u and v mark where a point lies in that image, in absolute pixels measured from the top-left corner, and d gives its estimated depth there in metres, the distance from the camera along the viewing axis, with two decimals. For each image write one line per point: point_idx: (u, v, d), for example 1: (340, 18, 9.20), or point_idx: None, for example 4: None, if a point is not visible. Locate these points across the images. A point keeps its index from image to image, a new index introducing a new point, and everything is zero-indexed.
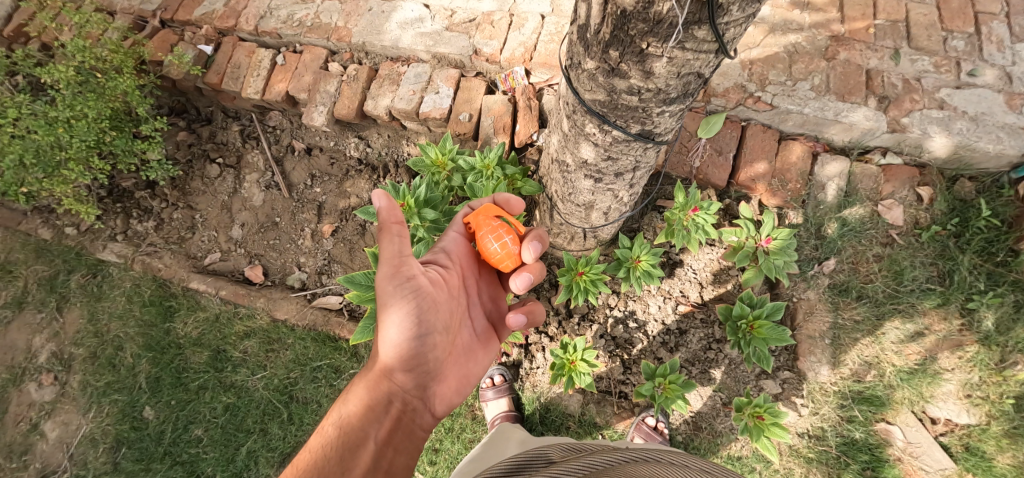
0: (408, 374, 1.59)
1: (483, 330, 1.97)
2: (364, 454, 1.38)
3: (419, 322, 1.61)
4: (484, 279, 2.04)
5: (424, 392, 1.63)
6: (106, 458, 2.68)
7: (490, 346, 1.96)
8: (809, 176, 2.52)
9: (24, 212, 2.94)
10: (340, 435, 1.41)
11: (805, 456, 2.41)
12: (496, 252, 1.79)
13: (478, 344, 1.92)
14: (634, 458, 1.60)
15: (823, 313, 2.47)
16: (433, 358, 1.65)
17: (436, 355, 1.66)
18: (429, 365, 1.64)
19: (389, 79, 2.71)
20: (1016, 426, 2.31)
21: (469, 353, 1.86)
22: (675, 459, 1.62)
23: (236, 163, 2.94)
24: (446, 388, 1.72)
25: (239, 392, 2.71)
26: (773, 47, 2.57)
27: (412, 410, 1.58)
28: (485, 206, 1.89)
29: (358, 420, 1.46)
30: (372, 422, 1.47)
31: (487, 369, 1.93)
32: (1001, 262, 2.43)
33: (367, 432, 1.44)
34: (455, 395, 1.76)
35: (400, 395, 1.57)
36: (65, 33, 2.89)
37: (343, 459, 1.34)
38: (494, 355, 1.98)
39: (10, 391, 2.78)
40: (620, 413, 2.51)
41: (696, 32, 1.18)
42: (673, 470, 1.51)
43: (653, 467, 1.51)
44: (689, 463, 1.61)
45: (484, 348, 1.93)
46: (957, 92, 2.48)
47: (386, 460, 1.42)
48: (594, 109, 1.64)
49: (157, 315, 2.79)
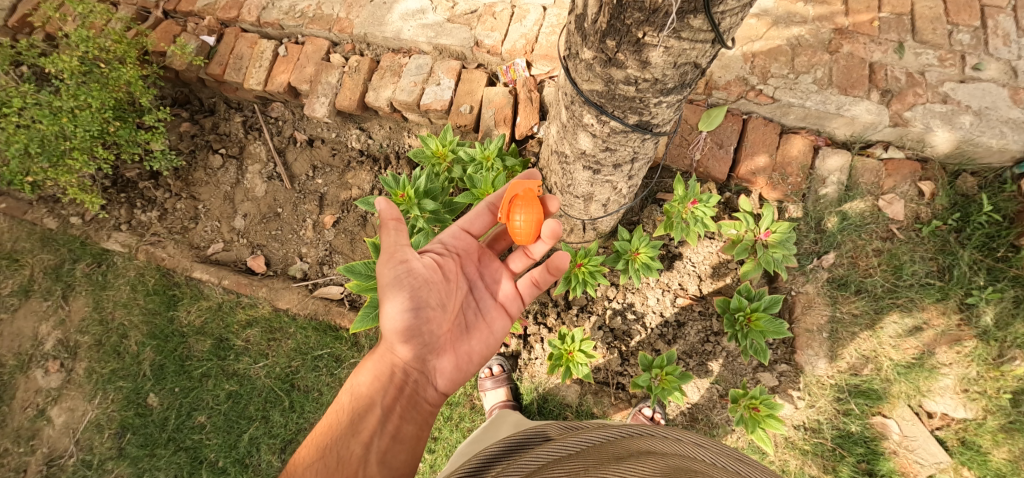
0: (412, 349, 1.70)
1: (490, 307, 2.01)
2: (371, 419, 1.57)
3: (415, 305, 1.68)
4: (487, 263, 2.06)
5: (429, 364, 1.75)
6: (111, 444, 2.73)
7: (496, 325, 1.99)
8: (809, 170, 2.52)
9: (29, 202, 2.98)
10: (352, 403, 1.62)
11: (801, 448, 2.42)
12: (529, 227, 1.77)
13: (483, 322, 1.96)
14: (630, 433, 1.60)
15: (822, 307, 2.47)
16: (439, 333, 1.76)
17: (437, 331, 1.75)
18: (433, 339, 1.74)
19: (391, 71, 2.72)
20: (1013, 421, 2.31)
21: (472, 331, 1.92)
22: (669, 432, 1.62)
23: (238, 153, 2.96)
24: (452, 361, 1.81)
25: (241, 380, 2.75)
26: (776, 40, 2.55)
27: (416, 380, 1.72)
28: (517, 185, 1.83)
29: (368, 390, 1.63)
30: (379, 391, 1.63)
31: (492, 346, 1.96)
32: (1001, 257, 2.42)
33: (374, 400, 1.61)
34: (462, 369, 1.84)
35: (406, 367, 1.70)
36: (70, 23, 2.91)
37: (352, 425, 1.55)
38: (502, 332, 2.00)
39: (17, 378, 2.84)
40: (617, 404, 2.53)
41: (692, 21, 1.18)
42: (669, 444, 1.51)
43: (649, 442, 1.52)
44: (685, 437, 1.60)
45: (489, 327, 1.97)
46: (962, 87, 2.46)
47: (391, 425, 1.59)
48: (592, 100, 1.65)
49: (160, 304, 2.82)
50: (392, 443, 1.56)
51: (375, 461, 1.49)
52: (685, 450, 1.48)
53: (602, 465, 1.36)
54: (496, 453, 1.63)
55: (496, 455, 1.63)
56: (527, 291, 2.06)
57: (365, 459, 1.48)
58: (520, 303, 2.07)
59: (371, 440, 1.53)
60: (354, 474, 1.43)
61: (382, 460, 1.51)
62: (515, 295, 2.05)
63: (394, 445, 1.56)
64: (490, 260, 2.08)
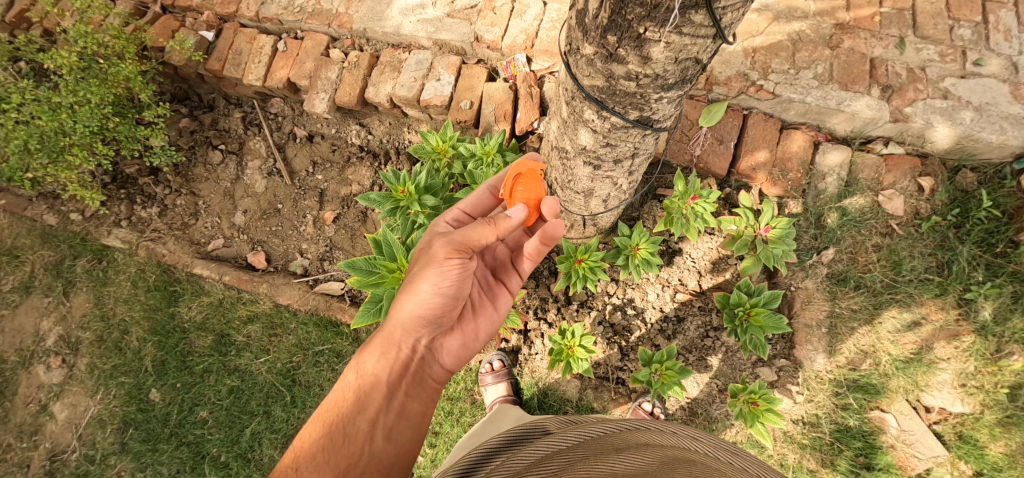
0: (424, 329, 1.69)
1: (491, 285, 1.99)
2: (377, 398, 1.59)
3: (438, 290, 1.64)
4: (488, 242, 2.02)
5: (437, 342, 1.76)
6: (114, 439, 2.74)
7: (499, 301, 1.98)
8: (810, 166, 2.52)
9: (29, 198, 2.97)
10: (359, 381, 1.62)
11: (799, 442, 2.44)
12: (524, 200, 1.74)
13: (486, 299, 1.96)
14: (627, 426, 1.61)
15: (821, 302, 2.48)
16: (451, 314, 1.74)
17: (450, 312, 1.74)
18: (445, 321, 1.74)
19: (391, 66, 2.71)
20: (1009, 415, 2.33)
21: (477, 309, 1.92)
22: (666, 426, 1.63)
23: (238, 149, 2.96)
24: (458, 340, 1.83)
25: (243, 376, 2.76)
26: (776, 35, 2.54)
27: (422, 357, 1.72)
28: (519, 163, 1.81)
29: (375, 369, 1.62)
30: (385, 370, 1.62)
31: (497, 324, 1.97)
32: (1000, 253, 2.44)
33: (380, 378, 1.61)
34: (467, 346, 1.87)
35: (413, 345, 1.68)
36: (68, 19, 2.89)
37: (359, 403, 1.57)
38: (504, 308, 2.00)
39: (19, 373, 2.85)
40: (617, 398, 2.54)
41: (693, 17, 1.18)
42: (666, 437, 1.53)
43: (647, 435, 1.53)
44: (681, 431, 1.61)
45: (493, 304, 1.96)
46: (962, 82, 2.46)
47: (397, 403, 1.62)
48: (592, 96, 1.65)
49: (161, 300, 2.83)
50: (398, 420, 1.60)
51: (381, 438, 1.55)
52: (682, 443, 1.50)
53: (601, 456, 1.37)
54: (495, 447, 1.64)
55: (495, 449, 1.64)
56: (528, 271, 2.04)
57: (371, 436, 1.53)
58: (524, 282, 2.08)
59: (377, 417, 1.56)
60: (360, 452, 1.50)
61: (388, 437, 1.56)
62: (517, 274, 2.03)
63: (400, 422, 1.60)
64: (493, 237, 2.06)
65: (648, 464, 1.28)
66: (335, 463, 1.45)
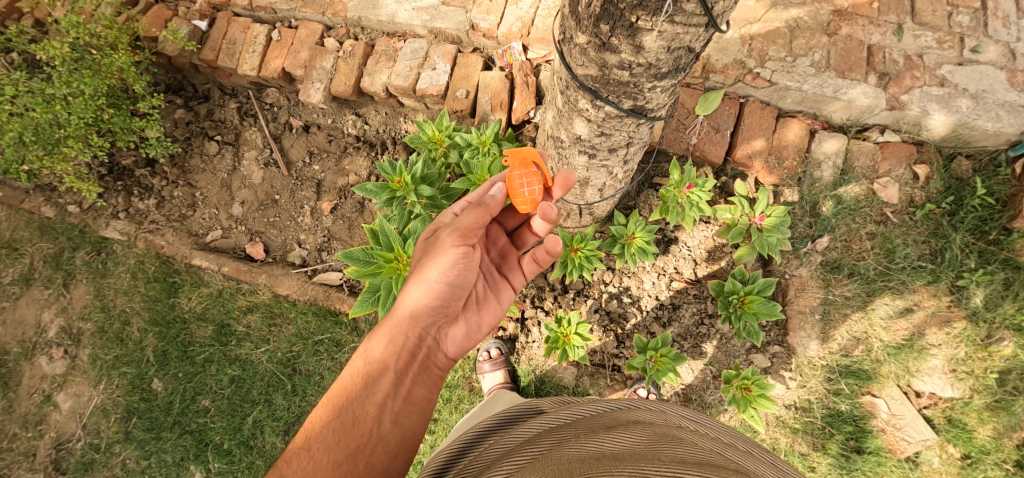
0: (432, 317, 1.71)
1: (495, 279, 2.02)
2: (384, 382, 1.59)
3: (450, 278, 1.68)
4: (493, 236, 2.08)
5: (442, 331, 1.77)
6: (118, 428, 2.78)
7: (504, 295, 2.01)
8: (805, 154, 2.53)
9: (26, 190, 2.97)
10: (366, 366, 1.62)
11: (791, 427, 2.48)
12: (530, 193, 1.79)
13: (491, 292, 1.98)
14: (619, 406, 1.63)
15: (815, 290, 2.51)
16: (456, 304, 1.76)
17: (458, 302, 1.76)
18: (451, 310, 1.75)
19: (386, 55, 2.69)
20: (998, 399, 2.38)
21: (482, 301, 1.94)
22: (657, 405, 1.65)
23: (234, 140, 2.95)
24: (462, 330, 1.84)
25: (243, 365, 2.79)
26: (774, 22, 2.52)
27: (429, 346, 1.73)
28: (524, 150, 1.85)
29: (382, 355, 1.62)
30: (392, 356, 1.62)
31: (500, 316, 1.99)
32: (993, 240, 2.46)
33: (387, 364, 1.61)
34: (472, 337, 1.88)
35: (420, 333, 1.69)
36: (58, 8, 2.85)
37: (366, 387, 1.57)
38: (508, 301, 2.03)
39: (22, 364, 2.88)
40: (613, 385, 2.58)
41: (685, 5, 1.19)
42: (656, 415, 1.55)
43: (638, 413, 1.55)
44: (671, 410, 1.63)
45: (498, 297, 1.99)
46: (959, 69, 2.45)
47: (403, 388, 1.62)
48: (587, 85, 1.64)
49: (161, 291, 2.85)
50: (404, 405, 1.60)
51: (388, 421, 1.56)
52: (672, 421, 1.52)
53: (591, 435, 1.39)
54: (489, 428, 1.68)
55: (489, 429, 1.67)
56: (528, 265, 2.08)
57: (379, 419, 1.54)
58: (524, 277, 2.11)
59: (385, 401, 1.57)
60: (368, 435, 1.51)
61: (396, 421, 1.57)
62: (517, 267, 2.08)
63: (406, 407, 1.60)
64: (496, 231, 2.11)
65: (637, 442, 1.30)
66: (346, 445, 1.48)
